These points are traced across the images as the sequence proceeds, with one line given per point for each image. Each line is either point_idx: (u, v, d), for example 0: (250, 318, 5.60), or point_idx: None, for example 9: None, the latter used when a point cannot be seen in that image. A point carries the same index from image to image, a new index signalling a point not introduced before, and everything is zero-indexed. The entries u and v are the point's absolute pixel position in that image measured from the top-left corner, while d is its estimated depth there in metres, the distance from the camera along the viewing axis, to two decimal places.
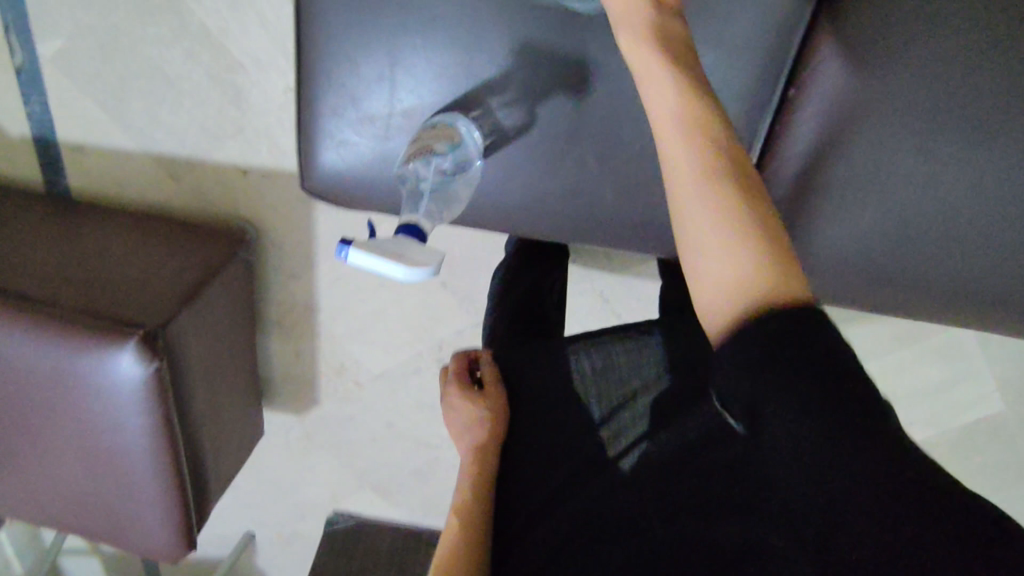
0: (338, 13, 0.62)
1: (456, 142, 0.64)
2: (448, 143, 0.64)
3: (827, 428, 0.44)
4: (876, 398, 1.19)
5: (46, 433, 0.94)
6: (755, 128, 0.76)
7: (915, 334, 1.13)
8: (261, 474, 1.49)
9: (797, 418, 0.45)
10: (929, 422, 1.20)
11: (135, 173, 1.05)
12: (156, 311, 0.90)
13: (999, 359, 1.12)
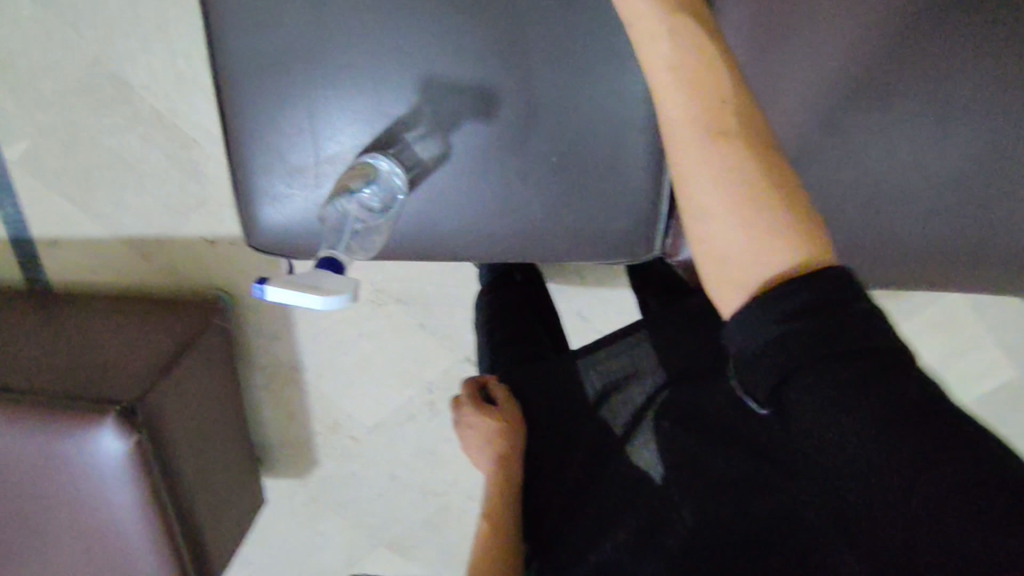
0: (252, 76, 0.65)
1: (372, 180, 0.66)
2: (362, 180, 0.66)
3: (853, 403, 0.39)
4: None
5: (31, 533, 0.91)
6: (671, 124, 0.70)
7: (910, 308, 1.11)
8: (273, 545, 1.47)
9: (829, 419, 0.39)
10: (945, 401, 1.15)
11: (109, 258, 1.09)
12: (132, 387, 0.89)
13: (1003, 321, 1.09)
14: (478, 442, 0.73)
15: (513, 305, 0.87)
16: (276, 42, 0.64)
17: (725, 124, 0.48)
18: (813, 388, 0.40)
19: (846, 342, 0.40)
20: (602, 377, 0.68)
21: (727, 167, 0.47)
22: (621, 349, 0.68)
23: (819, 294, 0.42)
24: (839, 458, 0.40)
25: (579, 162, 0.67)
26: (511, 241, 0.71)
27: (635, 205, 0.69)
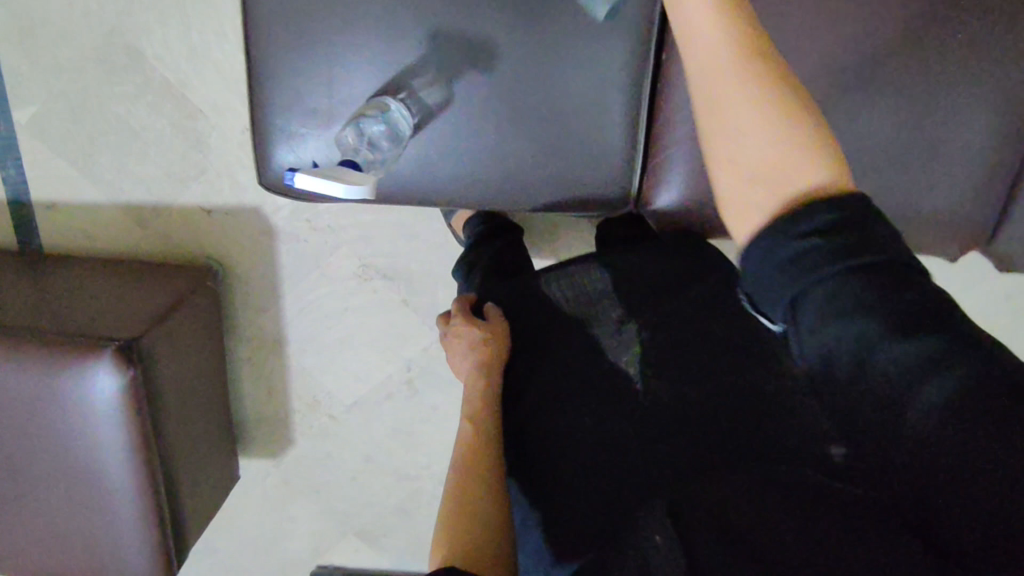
0: (278, 23, 0.73)
1: (387, 111, 0.74)
2: (377, 111, 0.75)
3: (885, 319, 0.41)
4: None
5: (19, 468, 0.93)
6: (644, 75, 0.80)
7: None
8: (241, 530, 1.47)
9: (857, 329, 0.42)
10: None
11: (104, 223, 1.13)
12: (130, 328, 0.93)
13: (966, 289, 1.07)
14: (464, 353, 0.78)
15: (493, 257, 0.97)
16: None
17: (747, 44, 0.51)
18: (841, 307, 0.43)
19: (868, 262, 0.43)
20: (569, 290, 0.81)
21: (757, 89, 0.49)
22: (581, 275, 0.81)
23: (837, 211, 0.45)
24: (862, 372, 0.42)
25: (564, 115, 0.76)
26: (501, 185, 0.79)
27: (611, 155, 0.79)
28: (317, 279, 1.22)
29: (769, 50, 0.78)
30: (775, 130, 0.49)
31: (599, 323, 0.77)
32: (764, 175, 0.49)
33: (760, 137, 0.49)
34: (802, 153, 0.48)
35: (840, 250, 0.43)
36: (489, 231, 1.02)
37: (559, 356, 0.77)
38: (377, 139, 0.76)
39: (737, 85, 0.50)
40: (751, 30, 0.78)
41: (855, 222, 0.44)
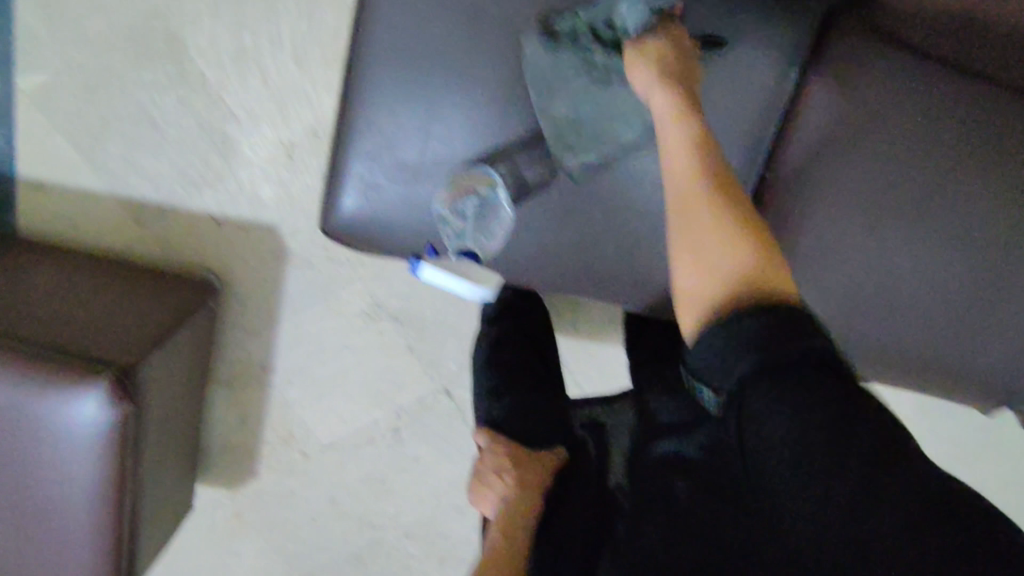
0: (386, 67, 0.67)
1: (494, 187, 0.69)
2: (485, 186, 0.69)
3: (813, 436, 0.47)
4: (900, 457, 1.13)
5: None
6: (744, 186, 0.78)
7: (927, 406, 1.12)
8: (176, 559, 1.33)
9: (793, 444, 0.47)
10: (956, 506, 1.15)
11: (97, 214, 1.01)
12: (126, 351, 0.82)
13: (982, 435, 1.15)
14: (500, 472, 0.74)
15: (514, 351, 0.90)
16: (426, 41, 0.66)
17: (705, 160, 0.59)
18: (793, 431, 0.47)
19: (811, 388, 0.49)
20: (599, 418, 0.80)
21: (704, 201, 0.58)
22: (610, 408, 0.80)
23: (765, 320, 0.51)
24: (801, 487, 0.46)
25: (662, 217, 0.73)
26: (581, 275, 0.74)
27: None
28: (321, 311, 1.13)
29: (876, 183, 0.74)
30: (710, 238, 0.57)
31: (615, 443, 0.75)
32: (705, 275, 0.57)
33: (696, 240, 0.57)
34: (739, 259, 0.56)
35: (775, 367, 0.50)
36: (520, 312, 0.94)
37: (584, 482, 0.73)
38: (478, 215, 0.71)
39: (689, 193, 0.59)
40: (864, 157, 0.74)
41: (788, 330, 0.51)
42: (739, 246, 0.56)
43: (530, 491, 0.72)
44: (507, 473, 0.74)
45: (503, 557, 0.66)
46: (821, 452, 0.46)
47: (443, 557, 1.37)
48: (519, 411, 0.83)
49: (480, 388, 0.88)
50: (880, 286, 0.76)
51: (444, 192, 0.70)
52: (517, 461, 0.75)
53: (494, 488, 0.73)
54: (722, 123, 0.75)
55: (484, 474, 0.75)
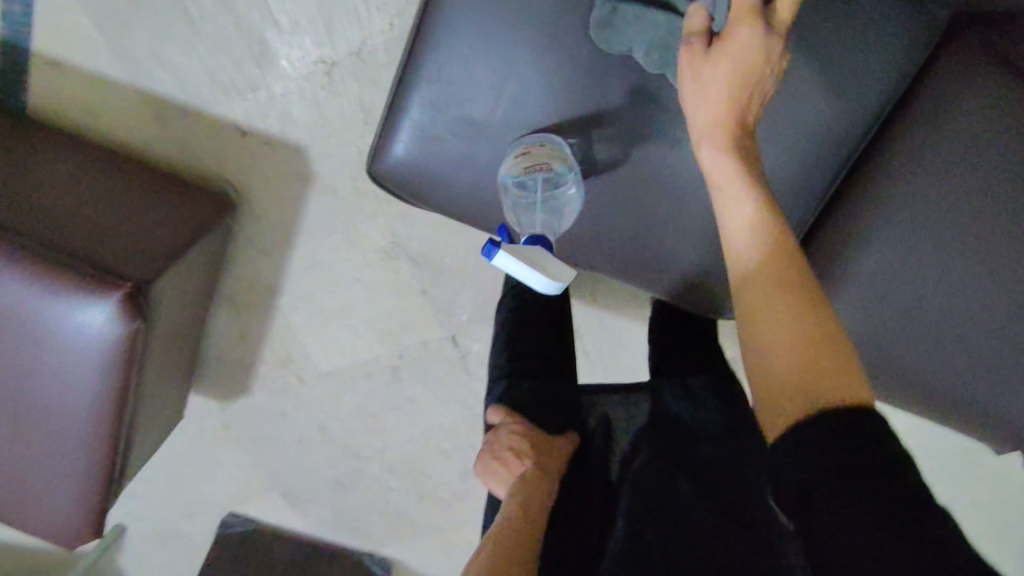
0: (467, 9, 0.61)
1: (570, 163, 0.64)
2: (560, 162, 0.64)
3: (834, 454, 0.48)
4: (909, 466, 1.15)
5: None
6: (815, 198, 0.74)
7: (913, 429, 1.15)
8: (160, 457, 1.34)
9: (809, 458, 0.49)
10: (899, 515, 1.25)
11: (115, 106, 0.94)
12: (140, 264, 0.77)
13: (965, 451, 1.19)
14: (517, 451, 0.73)
15: (536, 331, 0.90)
16: None
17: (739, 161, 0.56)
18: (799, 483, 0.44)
19: (848, 432, 0.44)
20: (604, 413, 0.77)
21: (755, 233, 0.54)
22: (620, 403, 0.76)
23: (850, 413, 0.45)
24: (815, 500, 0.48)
25: None
26: (633, 267, 0.70)
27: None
28: (339, 241, 1.08)
29: (953, 215, 0.71)
30: (782, 302, 0.51)
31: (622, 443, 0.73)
32: (783, 351, 0.50)
33: (776, 310, 0.51)
34: (809, 330, 0.50)
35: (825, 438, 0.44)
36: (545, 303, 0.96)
37: (593, 484, 0.72)
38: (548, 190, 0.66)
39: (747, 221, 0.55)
40: (943, 186, 0.71)
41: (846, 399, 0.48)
42: (807, 318, 0.50)
43: (549, 470, 0.71)
44: (525, 451, 0.72)
45: (520, 515, 0.65)
46: (836, 518, 0.41)
47: (422, 491, 1.39)
48: (533, 395, 0.81)
49: (496, 366, 0.87)
50: (936, 323, 0.73)
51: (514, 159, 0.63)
52: (534, 441, 0.73)
53: (512, 465, 0.72)
54: (803, 125, 0.71)
55: (500, 450, 0.74)
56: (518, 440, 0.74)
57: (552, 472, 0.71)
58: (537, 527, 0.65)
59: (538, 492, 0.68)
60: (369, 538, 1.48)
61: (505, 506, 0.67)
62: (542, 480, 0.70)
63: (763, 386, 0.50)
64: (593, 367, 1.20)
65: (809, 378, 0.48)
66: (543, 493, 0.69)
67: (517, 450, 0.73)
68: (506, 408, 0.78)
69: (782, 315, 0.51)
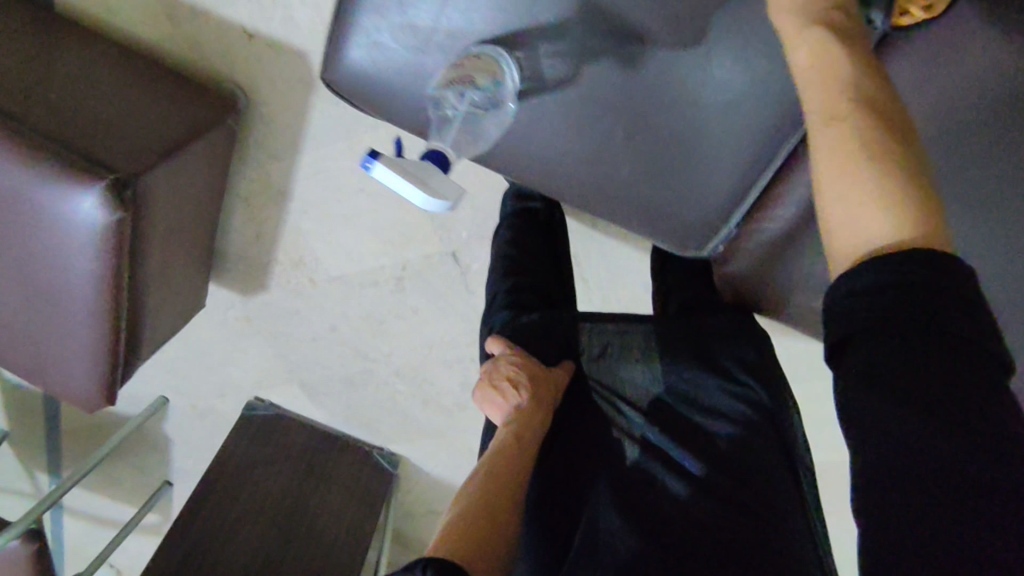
0: None
1: (499, 79, 0.66)
2: (488, 78, 0.66)
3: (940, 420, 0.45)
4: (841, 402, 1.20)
5: None
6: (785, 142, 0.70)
7: None
8: (190, 341, 1.46)
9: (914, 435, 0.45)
10: (840, 465, 1.30)
11: (130, 2, 0.98)
12: (129, 158, 0.84)
13: None
14: (515, 384, 0.77)
15: (534, 265, 0.95)
16: None
17: (863, 107, 0.56)
18: (878, 397, 0.47)
19: (920, 304, 0.47)
20: (597, 339, 0.83)
21: (866, 138, 0.54)
22: (620, 334, 0.81)
23: (919, 277, 0.48)
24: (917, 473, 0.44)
25: (681, 146, 0.70)
26: (585, 190, 0.74)
27: (720, 192, 0.72)
28: (343, 149, 1.10)
29: None
30: (881, 174, 0.53)
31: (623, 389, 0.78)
32: (868, 214, 0.52)
33: (867, 177, 0.53)
34: (895, 195, 0.52)
35: (900, 304, 0.47)
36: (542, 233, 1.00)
37: (584, 410, 0.79)
38: (477, 102, 0.68)
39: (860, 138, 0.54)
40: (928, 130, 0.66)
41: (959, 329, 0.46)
42: (895, 182, 0.52)
43: (544, 403, 0.77)
44: (525, 386, 0.77)
45: (517, 448, 0.72)
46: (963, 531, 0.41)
47: (426, 397, 1.46)
48: (531, 327, 0.86)
49: (492, 298, 0.92)
50: None
51: (449, 69, 0.66)
52: (535, 377, 0.78)
53: (508, 396, 0.77)
54: None
55: (496, 378, 0.78)
56: (517, 374, 0.78)
57: (547, 405, 0.78)
58: (528, 458, 0.73)
59: (532, 427, 0.75)
60: (378, 435, 1.58)
61: (498, 437, 0.75)
62: (537, 417, 0.76)
63: (846, 243, 0.53)
64: (591, 296, 1.20)
65: (882, 224, 0.51)
66: (536, 429, 0.76)
67: (515, 382, 0.77)
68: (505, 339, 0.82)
69: (865, 173, 0.53)
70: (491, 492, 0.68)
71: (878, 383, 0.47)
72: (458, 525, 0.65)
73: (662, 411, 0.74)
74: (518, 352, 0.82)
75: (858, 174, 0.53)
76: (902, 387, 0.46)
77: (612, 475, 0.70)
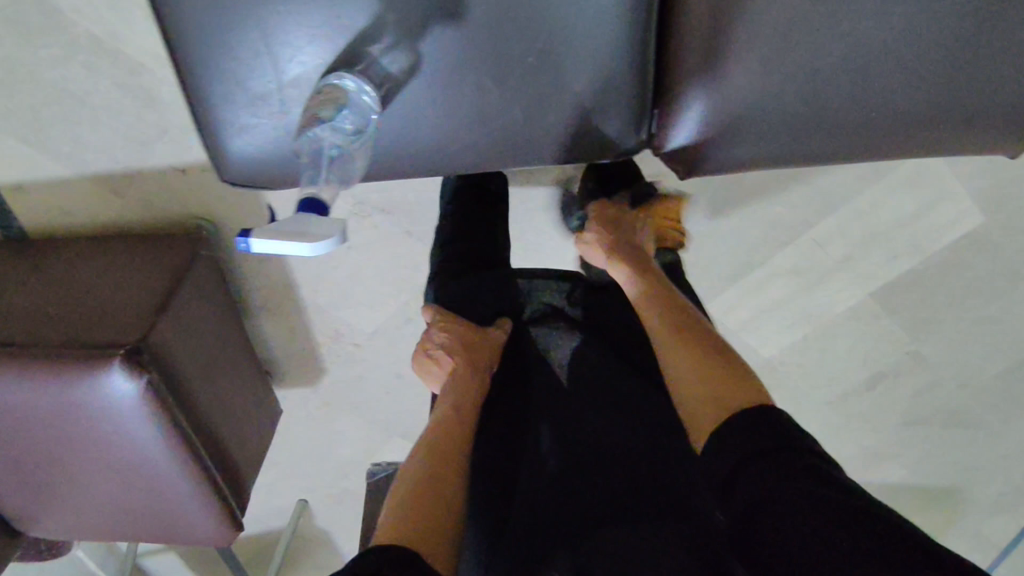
0: (197, 5, 0.64)
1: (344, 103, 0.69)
2: (333, 107, 0.69)
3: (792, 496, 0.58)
4: (878, 220, 1.21)
5: (72, 460, 0.97)
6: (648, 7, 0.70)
7: (894, 181, 1.17)
8: (293, 444, 1.56)
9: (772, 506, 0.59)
10: (910, 253, 1.25)
11: (79, 197, 1.07)
12: (134, 326, 0.92)
13: (973, 173, 1.16)
14: (451, 349, 0.85)
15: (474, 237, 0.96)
16: None
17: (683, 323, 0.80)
18: (756, 501, 0.60)
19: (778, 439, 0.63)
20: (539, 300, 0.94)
21: (687, 345, 0.77)
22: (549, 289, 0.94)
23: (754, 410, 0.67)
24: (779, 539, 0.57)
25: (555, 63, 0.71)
26: (496, 150, 0.76)
27: (612, 77, 0.73)
28: None
29: None
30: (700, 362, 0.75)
31: (552, 343, 0.88)
32: (706, 388, 0.72)
33: (696, 365, 0.75)
34: (713, 376, 0.73)
35: (749, 427, 0.66)
36: (489, 206, 1.01)
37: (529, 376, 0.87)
38: (343, 128, 0.72)
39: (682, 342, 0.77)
40: None
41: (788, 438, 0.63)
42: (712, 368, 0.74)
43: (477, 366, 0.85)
44: (459, 352, 0.85)
45: (458, 409, 0.79)
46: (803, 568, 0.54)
47: None
48: (464, 295, 0.92)
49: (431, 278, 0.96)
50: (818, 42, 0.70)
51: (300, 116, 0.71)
52: (468, 343, 0.86)
53: (444, 363, 0.85)
54: None
55: (432, 350, 0.87)
56: (452, 342, 0.86)
57: (481, 365, 0.85)
58: (468, 416, 0.79)
59: (468, 389, 0.82)
60: None
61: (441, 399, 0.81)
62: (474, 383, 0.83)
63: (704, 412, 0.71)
64: None
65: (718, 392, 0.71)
66: (473, 389, 0.83)
67: (450, 349, 0.85)
68: (436, 309, 0.90)
69: (695, 362, 0.75)
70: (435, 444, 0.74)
71: (750, 482, 0.62)
72: (406, 499, 0.68)
73: (598, 351, 0.85)
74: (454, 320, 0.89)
75: (691, 364, 0.75)
76: (776, 489, 0.60)
77: (552, 429, 0.79)
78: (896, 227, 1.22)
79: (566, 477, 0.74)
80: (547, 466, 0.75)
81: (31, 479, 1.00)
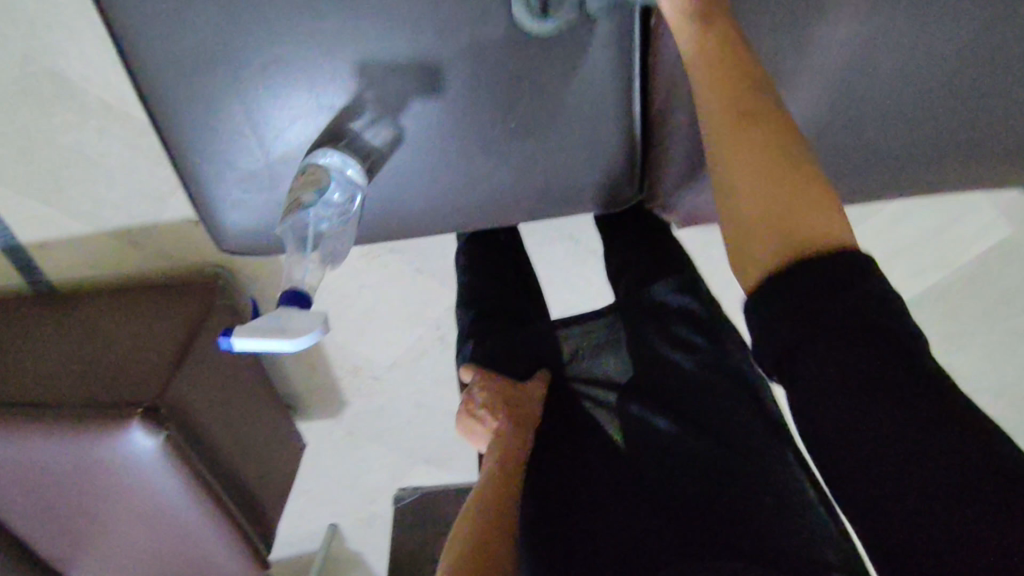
0: (187, 102, 0.72)
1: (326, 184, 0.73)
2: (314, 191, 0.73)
3: (906, 437, 0.44)
4: (896, 244, 1.17)
5: (103, 509, 1.01)
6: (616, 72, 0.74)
7: (915, 208, 1.12)
8: (321, 472, 1.59)
9: (887, 465, 0.44)
10: (933, 269, 1.21)
11: (101, 252, 1.10)
12: (153, 381, 0.95)
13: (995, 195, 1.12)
14: (491, 409, 0.80)
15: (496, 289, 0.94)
16: (205, 56, 0.70)
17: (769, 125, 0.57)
18: (858, 467, 0.46)
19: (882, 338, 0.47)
20: (578, 340, 0.86)
21: (761, 151, 0.56)
22: (587, 330, 0.86)
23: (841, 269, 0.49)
24: (909, 516, 0.43)
25: (530, 126, 0.76)
26: (481, 207, 0.81)
27: (587, 134, 0.77)
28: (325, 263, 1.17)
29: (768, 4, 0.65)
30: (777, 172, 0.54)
31: (594, 390, 0.80)
32: (774, 216, 0.53)
33: (769, 184, 0.54)
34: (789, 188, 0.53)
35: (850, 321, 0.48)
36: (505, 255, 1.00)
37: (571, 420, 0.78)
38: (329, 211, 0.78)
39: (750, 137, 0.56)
40: None
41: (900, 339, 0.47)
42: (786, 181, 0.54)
43: (520, 421, 0.79)
44: (501, 409, 0.80)
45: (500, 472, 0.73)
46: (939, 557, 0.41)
47: None
48: (495, 348, 0.87)
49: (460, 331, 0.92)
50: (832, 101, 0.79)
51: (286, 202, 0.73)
52: (507, 397, 0.81)
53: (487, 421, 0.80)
54: None
55: (473, 409, 0.82)
56: (491, 399, 0.81)
57: (526, 421, 0.80)
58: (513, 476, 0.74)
59: (513, 448, 0.76)
60: None
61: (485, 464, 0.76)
62: (517, 440, 0.77)
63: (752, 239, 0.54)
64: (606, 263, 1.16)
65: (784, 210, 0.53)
66: (519, 446, 0.77)
67: (490, 407, 0.81)
68: (471, 366, 0.85)
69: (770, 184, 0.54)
70: (478, 515, 0.69)
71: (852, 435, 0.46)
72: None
73: (647, 385, 0.77)
74: (488, 374, 0.84)
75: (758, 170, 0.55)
76: (883, 430, 0.45)
77: (599, 468, 0.70)
78: (915, 248, 1.18)
79: (620, 513, 0.65)
80: (609, 505, 0.66)
81: (66, 527, 1.05)
